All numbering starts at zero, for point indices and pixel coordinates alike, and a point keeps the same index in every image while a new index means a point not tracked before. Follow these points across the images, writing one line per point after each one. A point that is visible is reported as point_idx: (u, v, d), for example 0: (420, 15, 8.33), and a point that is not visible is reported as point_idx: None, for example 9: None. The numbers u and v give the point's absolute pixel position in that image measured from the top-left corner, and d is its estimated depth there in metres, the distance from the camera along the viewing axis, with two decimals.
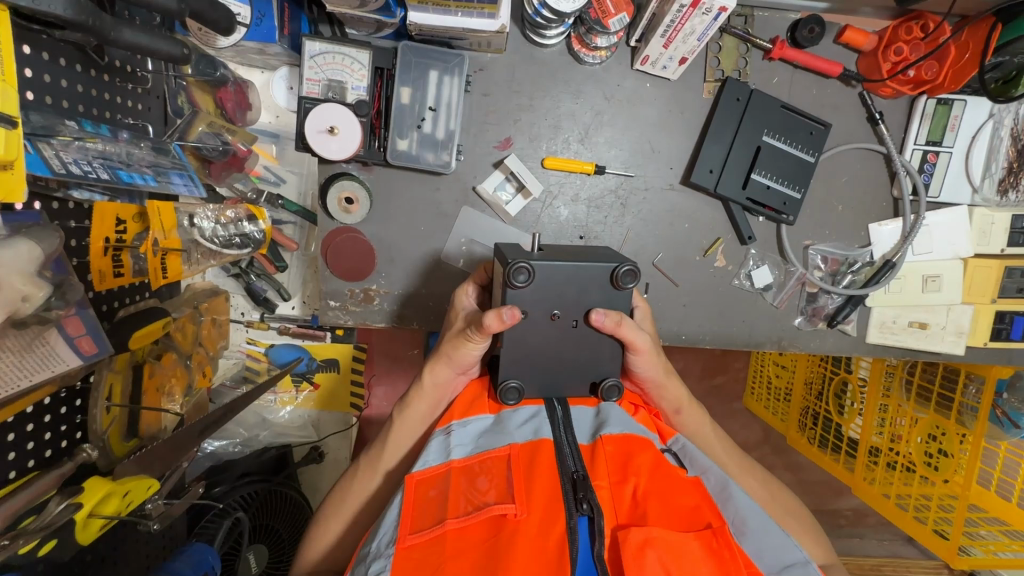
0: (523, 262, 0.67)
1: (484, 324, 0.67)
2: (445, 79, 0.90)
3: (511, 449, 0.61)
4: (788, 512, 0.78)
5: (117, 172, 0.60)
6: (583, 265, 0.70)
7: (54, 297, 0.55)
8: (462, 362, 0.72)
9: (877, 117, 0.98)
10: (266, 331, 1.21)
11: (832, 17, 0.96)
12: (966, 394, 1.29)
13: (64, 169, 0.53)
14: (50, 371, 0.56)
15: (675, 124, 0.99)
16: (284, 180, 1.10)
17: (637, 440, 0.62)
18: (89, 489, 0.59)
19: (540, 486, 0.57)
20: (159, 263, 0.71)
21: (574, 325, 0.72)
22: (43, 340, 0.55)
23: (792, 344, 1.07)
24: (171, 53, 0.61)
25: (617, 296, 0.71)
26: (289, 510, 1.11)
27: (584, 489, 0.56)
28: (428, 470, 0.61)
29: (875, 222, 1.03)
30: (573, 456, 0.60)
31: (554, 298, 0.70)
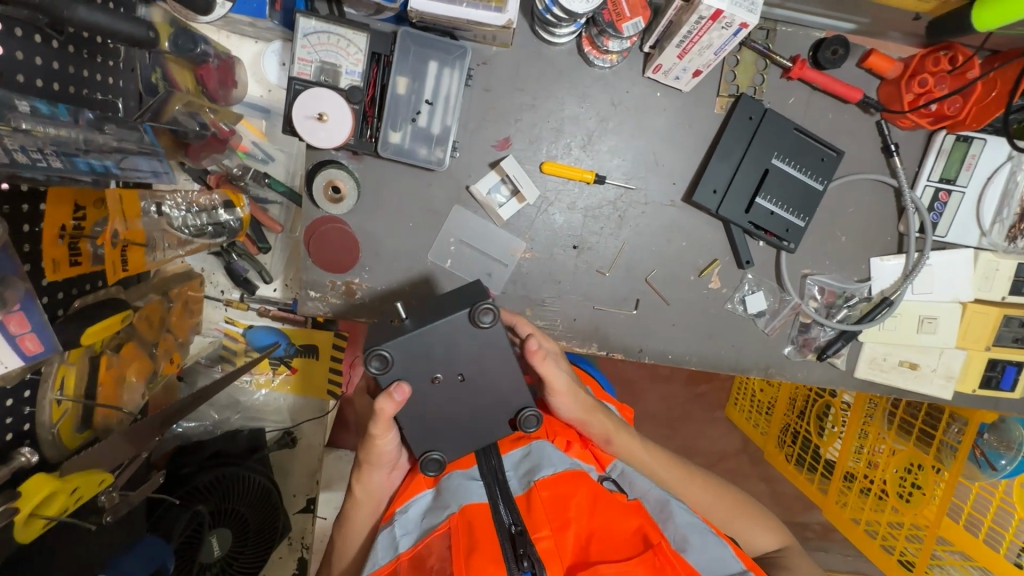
0: (374, 350, 0.65)
1: (379, 408, 0.66)
2: (444, 71, 0.86)
3: (447, 521, 0.61)
4: (738, 518, 0.86)
5: (73, 161, 0.58)
6: (440, 320, 0.66)
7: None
8: (384, 458, 0.72)
9: (892, 149, 0.94)
10: (245, 311, 1.17)
11: (857, 39, 0.91)
12: (948, 432, 1.28)
13: (5, 156, 0.50)
14: None
15: (682, 138, 0.95)
16: (272, 158, 1.05)
17: (570, 479, 0.63)
18: (28, 491, 0.57)
19: (480, 551, 0.57)
20: (119, 256, 0.68)
21: (460, 378, 0.69)
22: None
23: (778, 372, 1.05)
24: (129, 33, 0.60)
25: (486, 334, 0.67)
26: (256, 495, 1.08)
27: (523, 543, 0.58)
28: (375, 574, 0.60)
29: (878, 257, 1.00)
30: (508, 510, 0.61)
31: (426, 361, 0.68)
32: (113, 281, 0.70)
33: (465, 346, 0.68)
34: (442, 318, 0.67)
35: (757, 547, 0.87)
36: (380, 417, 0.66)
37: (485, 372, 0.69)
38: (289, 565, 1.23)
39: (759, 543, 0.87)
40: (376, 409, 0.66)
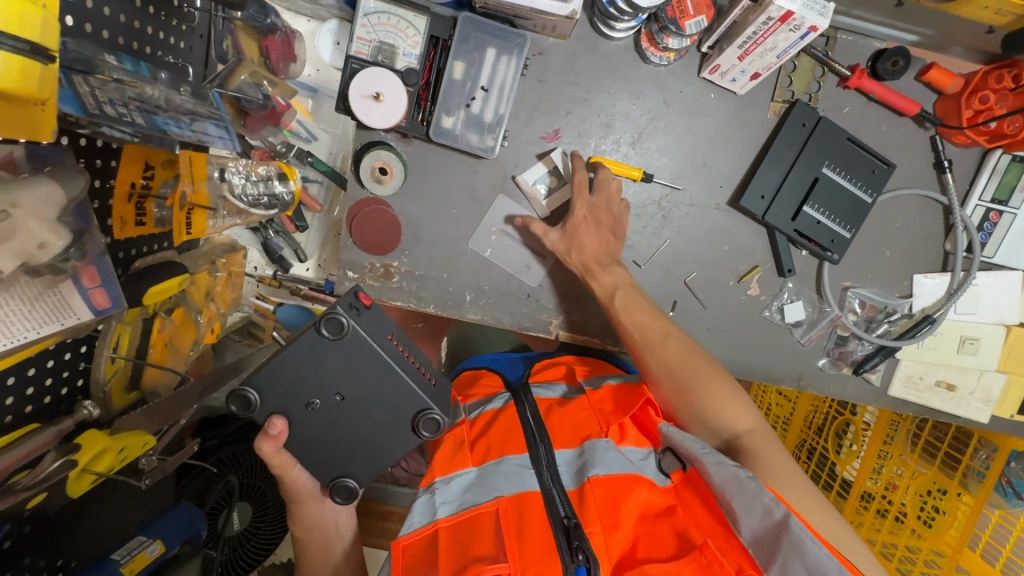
0: (233, 391, 0.64)
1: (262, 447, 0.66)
2: (502, 59, 0.86)
3: (498, 504, 0.67)
4: (691, 398, 0.80)
5: (151, 118, 0.59)
6: (292, 346, 0.63)
7: (73, 249, 0.54)
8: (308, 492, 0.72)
9: (946, 164, 0.92)
10: (277, 289, 1.17)
11: (918, 52, 0.90)
12: (975, 457, 1.26)
13: (96, 108, 0.50)
14: (60, 323, 0.54)
15: (732, 141, 0.94)
16: (316, 138, 1.05)
17: (622, 481, 0.68)
18: (85, 444, 0.57)
19: (532, 541, 0.63)
20: (184, 216, 0.71)
21: (338, 397, 0.66)
22: (53, 289, 0.54)
23: (811, 384, 1.04)
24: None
25: (341, 344, 0.63)
26: (278, 473, 1.07)
27: (578, 537, 0.63)
28: (413, 535, 0.67)
29: (921, 274, 0.99)
30: (561, 503, 0.67)
31: (300, 387, 0.65)
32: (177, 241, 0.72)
33: (331, 363, 0.64)
34: (296, 342, 0.63)
35: (714, 430, 0.79)
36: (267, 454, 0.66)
37: (363, 391, 0.66)
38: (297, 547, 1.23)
39: (718, 428, 0.79)
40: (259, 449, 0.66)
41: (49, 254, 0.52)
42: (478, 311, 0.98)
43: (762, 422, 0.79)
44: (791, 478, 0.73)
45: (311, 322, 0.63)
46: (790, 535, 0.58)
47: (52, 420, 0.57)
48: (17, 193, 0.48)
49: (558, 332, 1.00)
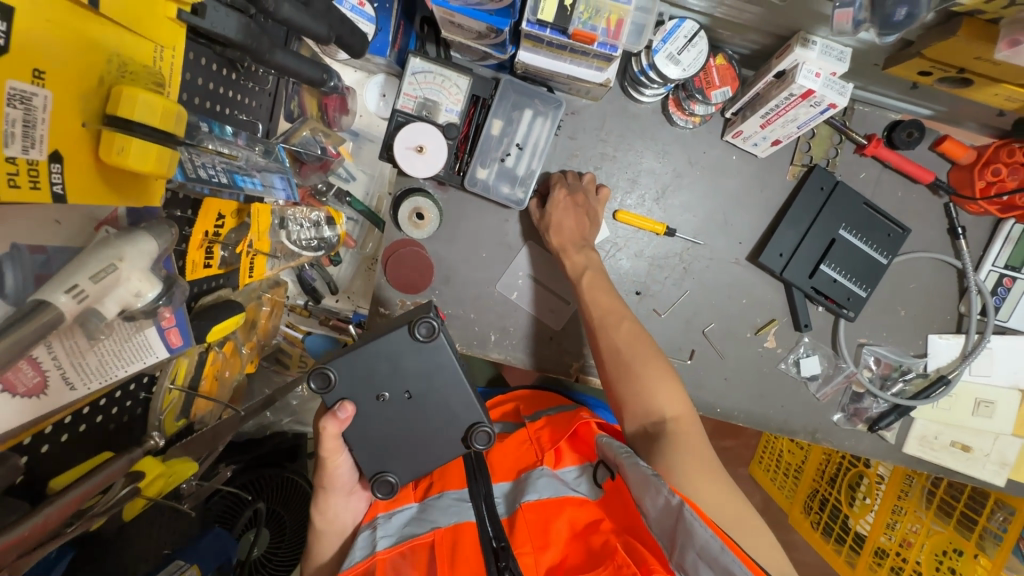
0: (316, 365, 0.61)
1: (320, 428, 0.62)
2: (537, 119, 0.92)
3: (432, 535, 0.64)
4: (632, 376, 0.80)
5: (234, 176, 0.57)
6: (375, 340, 0.62)
7: (164, 297, 0.47)
8: (343, 482, 0.69)
9: (959, 231, 0.96)
10: (306, 318, 1.20)
11: (933, 124, 0.95)
12: (992, 519, 1.25)
13: (195, 172, 0.50)
14: (141, 364, 0.48)
15: (752, 200, 0.99)
16: (355, 178, 1.11)
17: (553, 504, 0.66)
18: (146, 465, 0.57)
19: (461, 562, 0.60)
20: (248, 264, 0.68)
21: (407, 396, 0.64)
22: (138, 335, 0.48)
23: (826, 438, 1.05)
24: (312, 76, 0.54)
25: (427, 348, 0.62)
26: (300, 502, 1.11)
27: (505, 557, 0.60)
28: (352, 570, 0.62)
29: (935, 333, 1.01)
30: (493, 525, 0.65)
31: (369, 380, 0.63)
32: (239, 286, 0.69)
33: (410, 363, 0.63)
34: (383, 334, 0.62)
35: (644, 413, 0.78)
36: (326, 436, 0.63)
37: (436, 394, 0.64)
38: None
39: (649, 410, 0.78)
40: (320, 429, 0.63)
41: (144, 302, 0.45)
42: (502, 351, 1.02)
43: (692, 415, 0.78)
44: (706, 471, 0.71)
45: (404, 322, 0.62)
46: (683, 522, 0.56)
47: (126, 451, 0.55)
48: (121, 242, 0.43)
49: (578, 376, 1.03)
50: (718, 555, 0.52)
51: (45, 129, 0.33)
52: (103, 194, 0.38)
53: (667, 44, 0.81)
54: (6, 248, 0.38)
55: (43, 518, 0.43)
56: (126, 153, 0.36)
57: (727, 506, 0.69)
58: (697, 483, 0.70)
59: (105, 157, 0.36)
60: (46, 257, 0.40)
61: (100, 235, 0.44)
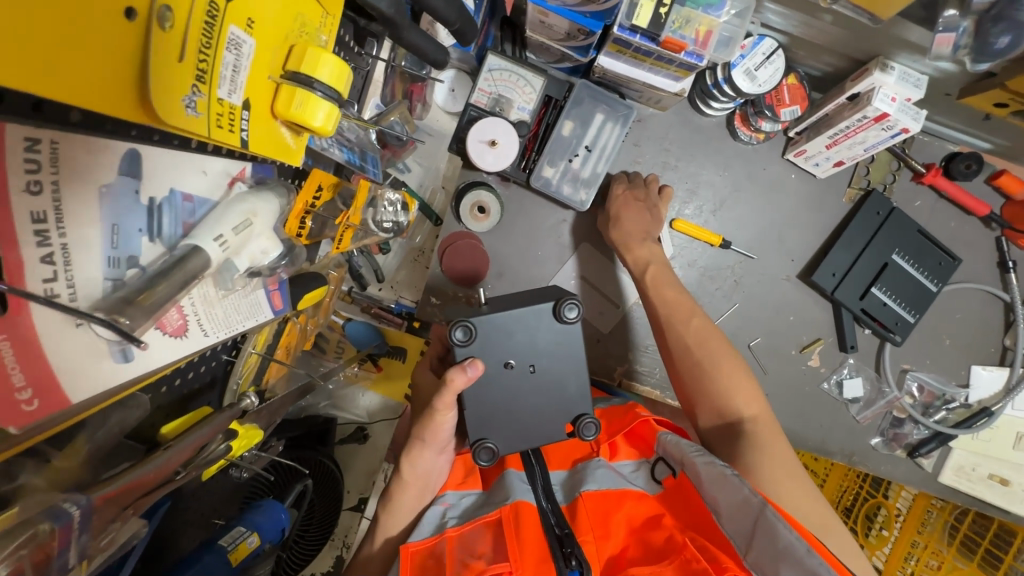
0: (464, 319, 0.66)
1: (447, 377, 0.64)
2: (607, 124, 0.94)
3: (499, 512, 0.63)
4: (704, 375, 0.81)
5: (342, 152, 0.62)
6: (524, 307, 0.68)
7: (282, 258, 0.50)
8: (440, 438, 0.70)
9: (1010, 265, 0.98)
10: (349, 304, 1.20)
11: (991, 158, 0.96)
12: (1019, 559, 1.20)
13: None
14: (255, 321, 0.49)
15: (807, 219, 1.00)
16: (410, 170, 1.08)
17: (613, 495, 0.65)
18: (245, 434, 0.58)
19: (528, 545, 0.59)
20: (341, 237, 0.68)
21: (531, 369, 0.69)
22: (253, 293, 0.49)
23: (863, 462, 1.06)
24: (434, 55, 0.57)
25: (563, 329, 0.69)
26: (325, 484, 1.14)
27: (570, 544, 0.60)
28: (423, 541, 0.64)
29: (979, 365, 1.02)
30: (555, 514, 0.64)
31: (508, 346, 0.68)
32: (334, 253, 0.69)
33: (541, 333, 0.69)
34: (529, 304, 0.68)
35: (718, 409, 0.79)
36: (449, 390, 0.64)
37: (557, 364, 0.70)
38: (326, 562, 1.22)
39: (724, 409, 0.79)
40: (446, 380, 0.64)
41: (268, 259, 0.47)
42: None
43: (768, 416, 0.78)
44: (786, 471, 0.72)
45: (552, 299, 0.68)
46: (765, 522, 0.56)
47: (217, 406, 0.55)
48: (255, 198, 0.45)
49: (622, 381, 1.04)
50: (804, 557, 0.52)
51: (245, 77, 0.37)
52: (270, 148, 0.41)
53: (746, 59, 0.83)
54: (166, 192, 0.39)
55: (165, 460, 0.43)
56: (304, 108, 0.40)
57: (809, 507, 0.69)
58: (779, 482, 0.70)
59: (285, 113, 0.40)
60: (194, 206, 0.41)
61: (234, 190, 0.46)
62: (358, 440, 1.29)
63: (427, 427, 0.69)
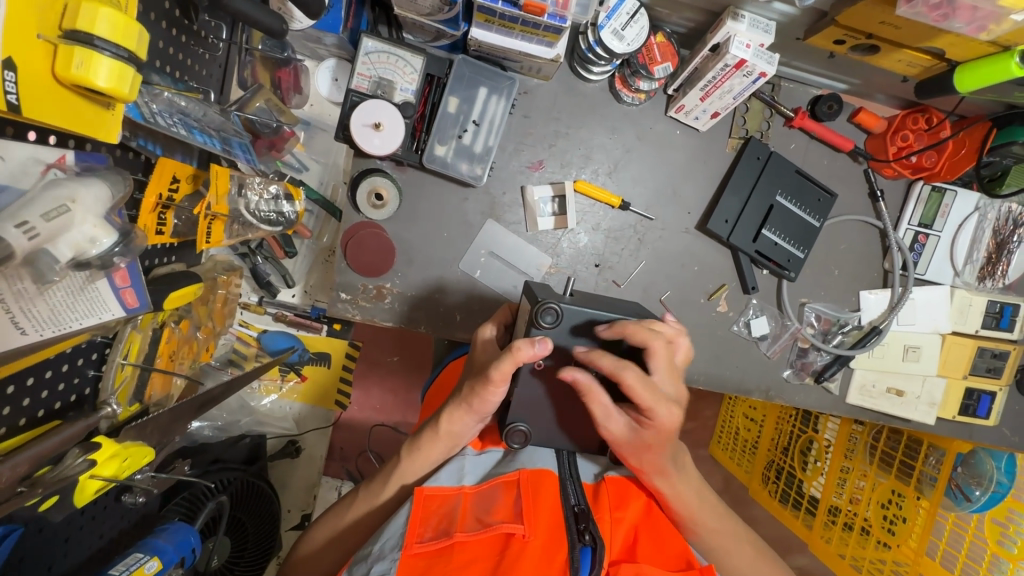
0: (552, 304, 0.67)
1: (515, 347, 0.61)
2: (492, 97, 0.95)
3: (519, 473, 0.65)
4: (717, 540, 0.74)
5: (192, 131, 0.60)
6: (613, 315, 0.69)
7: (121, 245, 0.50)
8: (485, 409, 0.66)
9: (879, 194, 1.06)
10: (260, 315, 1.17)
11: (850, 98, 1.04)
12: (927, 463, 1.28)
13: (153, 118, 0.53)
14: (95, 319, 0.52)
15: (698, 172, 1.05)
16: (307, 167, 1.06)
17: (632, 486, 0.69)
18: (105, 446, 0.56)
19: (545, 514, 0.60)
20: (207, 227, 0.66)
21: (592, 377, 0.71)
22: (92, 287, 0.51)
23: (778, 395, 1.12)
24: (269, 24, 0.57)
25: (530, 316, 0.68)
26: (259, 503, 1.07)
27: (585, 520, 0.59)
28: (437, 487, 0.65)
29: (866, 290, 1.10)
30: (575, 492, 0.63)
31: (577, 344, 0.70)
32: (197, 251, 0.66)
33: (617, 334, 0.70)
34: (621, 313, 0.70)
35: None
36: (511, 360, 0.61)
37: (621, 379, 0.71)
38: None
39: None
40: (511, 348, 0.61)
41: (99, 249, 0.48)
42: (467, 328, 1.02)
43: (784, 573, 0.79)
44: None
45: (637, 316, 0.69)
46: None
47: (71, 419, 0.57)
48: (75, 184, 0.46)
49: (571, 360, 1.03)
50: None
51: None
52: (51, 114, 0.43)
53: (611, 20, 0.85)
54: None
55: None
56: (85, 68, 0.43)
57: None
58: None
59: (63, 74, 0.42)
60: None
61: (49, 176, 0.46)
62: (292, 454, 1.24)
63: (475, 395, 0.64)
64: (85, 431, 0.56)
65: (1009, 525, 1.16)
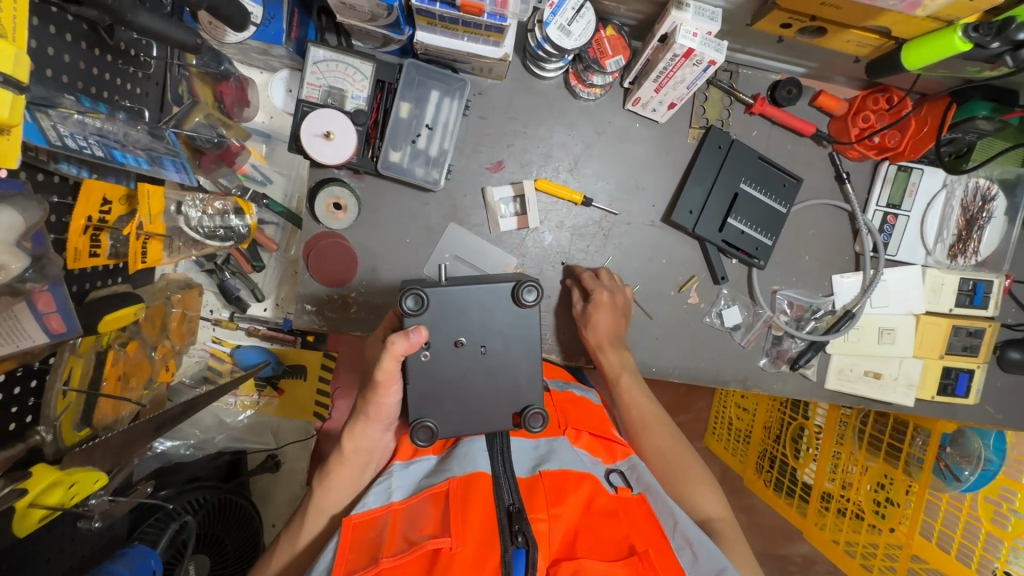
0: (415, 287, 0.66)
1: (389, 345, 0.63)
2: (445, 100, 0.94)
3: (448, 483, 0.63)
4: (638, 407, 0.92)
5: (111, 151, 0.58)
6: (483, 285, 0.69)
7: (32, 269, 0.52)
8: (384, 415, 0.70)
9: (845, 176, 1.05)
10: (233, 331, 1.17)
11: (809, 81, 1.03)
12: (914, 444, 1.26)
13: (60, 141, 0.50)
14: (15, 346, 0.52)
15: (660, 164, 1.04)
16: (271, 180, 1.06)
17: (573, 476, 0.65)
18: (37, 475, 0.56)
19: (475, 523, 0.59)
20: (140, 247, 0.66)
21: (482, 349, 0.70)
22: (10, 311, 0.51)
23: (756, 384, 1.11)
24: (182, 40, 0.58)
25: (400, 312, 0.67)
26: (236, 521, 1.06)
27: (519, 520, 0.59)
28: (366, 512, 0.63)
29: (837, 274, 1.09)
30: (510, 491, 0.63)
31: (457, 324, 0.70)
32: (131, 272, 0.66)
33: (498, 301, 0.70)
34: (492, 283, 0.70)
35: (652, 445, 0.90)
36: (389, 357, 0.63)
37: (508, 344, 0.71)
38: None
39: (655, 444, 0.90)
40: (387, 345, 0.63)
41: (11, 273, 0.49)
42: None
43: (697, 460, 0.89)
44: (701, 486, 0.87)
45: (513, 281, 0.69)
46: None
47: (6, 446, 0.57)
48: None
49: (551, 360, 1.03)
50: None
51: None
52: None
53: (557, 16, 0.84)
54: None
55: None
56: None
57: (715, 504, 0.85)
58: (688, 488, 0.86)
59: None
60: None
61: None
62: (271, 468, 1.21)
63: (369, 403, 0.69)
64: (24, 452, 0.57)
65: (1002, 503, 1.15)
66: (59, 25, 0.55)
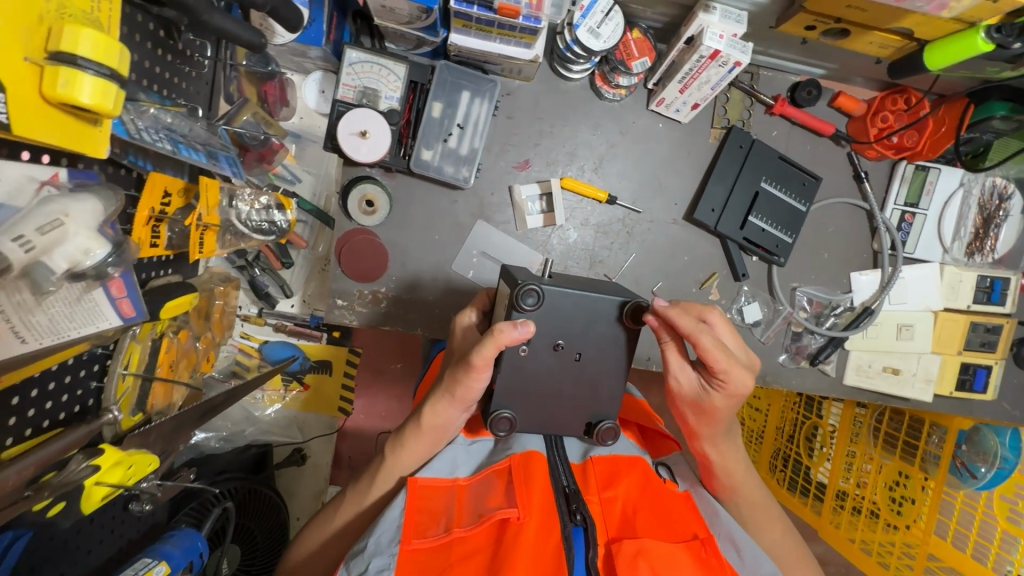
0: (534, 286, 0.66)
1: (496, 333, 0.64)
2: (475, 100, 0.97)
3: (510, 459, 0.70)
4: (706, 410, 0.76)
5: (178, 145, 0.63)
6: (597, 295, 0.70)
7: (113, 255, 0.53)
8: (467, 398, 0.70)
9: (863, 175, 1.07)
10: (261, 327, 1.18)
11: (828, 83, 1.06)
12: (930, 442, 1.26)
13: (138, 134, 0.56)
14: (94, 328, 0.55)
15: (682, 163, 1.06)
16: (299, 179, 1.08)
17: (624, 461, 0.73)
18: (108, 452, 0.58)
19: (536, 496, 0.65)
20: (198, 237, 0.71)
21: (576, 356, 0.72)
22: (88, 297, 0.54)
23: (776, 379, 1.12)
24: (248, 39, 0.62)
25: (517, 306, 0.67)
26: (266, 512, 1.08)
27: (576, 501, 0.64)
28: (432, 479, 0.69)
29: (856, 272, 1.11)
30: (565, 473, 0.69)
31: (559, 326, 0.71)
32: (191, 262, 0.72)
33: (603, 310, 0.71)
34: (606, 294, 0.71)
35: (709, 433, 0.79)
36: (493, 343, 0.64)
37: (601, 356, 0.73)
38: None
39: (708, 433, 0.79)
40: (493, 333, 0.64)
41: (93, 260, 0.50)
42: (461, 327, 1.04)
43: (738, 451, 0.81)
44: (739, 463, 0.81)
45: (626, 299, 0.71)
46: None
47: (78, 424, 0.60)
48: (68, 200, 0.49)
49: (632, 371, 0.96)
50: None
51: None
52: (46, 132, 0.46)
53: (587, 18, 0.87)
54: None
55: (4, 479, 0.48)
56: (70, 85, 0.45)
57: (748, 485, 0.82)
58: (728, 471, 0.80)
59: (48, 92, 0.44)
60: None
61: (42, 193, 0.49)
62: (297, 462, 1.27)
63: (458, 384, 0.68)
64: (87, 438, 0.58)
65: (1018, 501, 1.13)
66: (130, 26, 0.58)
